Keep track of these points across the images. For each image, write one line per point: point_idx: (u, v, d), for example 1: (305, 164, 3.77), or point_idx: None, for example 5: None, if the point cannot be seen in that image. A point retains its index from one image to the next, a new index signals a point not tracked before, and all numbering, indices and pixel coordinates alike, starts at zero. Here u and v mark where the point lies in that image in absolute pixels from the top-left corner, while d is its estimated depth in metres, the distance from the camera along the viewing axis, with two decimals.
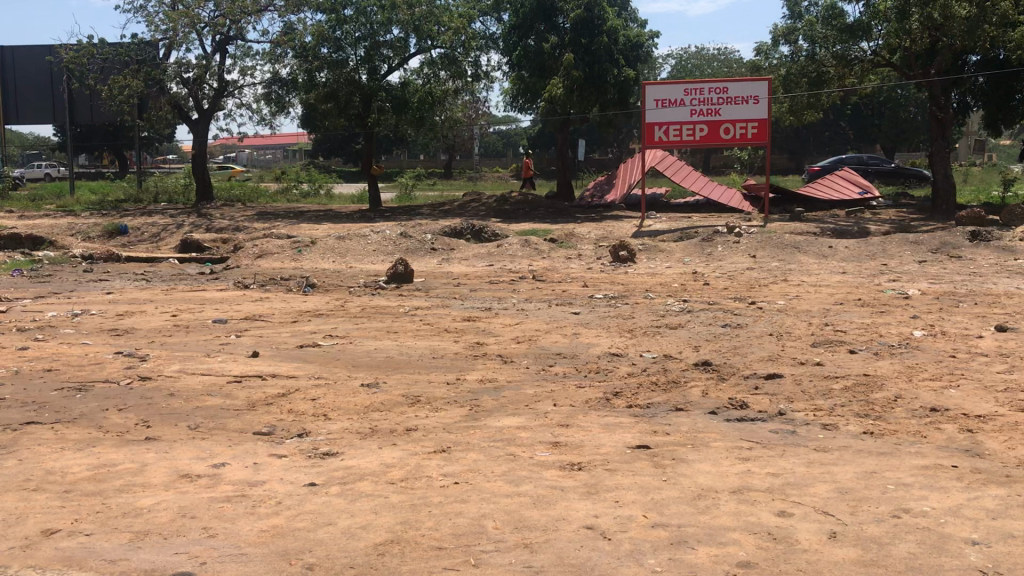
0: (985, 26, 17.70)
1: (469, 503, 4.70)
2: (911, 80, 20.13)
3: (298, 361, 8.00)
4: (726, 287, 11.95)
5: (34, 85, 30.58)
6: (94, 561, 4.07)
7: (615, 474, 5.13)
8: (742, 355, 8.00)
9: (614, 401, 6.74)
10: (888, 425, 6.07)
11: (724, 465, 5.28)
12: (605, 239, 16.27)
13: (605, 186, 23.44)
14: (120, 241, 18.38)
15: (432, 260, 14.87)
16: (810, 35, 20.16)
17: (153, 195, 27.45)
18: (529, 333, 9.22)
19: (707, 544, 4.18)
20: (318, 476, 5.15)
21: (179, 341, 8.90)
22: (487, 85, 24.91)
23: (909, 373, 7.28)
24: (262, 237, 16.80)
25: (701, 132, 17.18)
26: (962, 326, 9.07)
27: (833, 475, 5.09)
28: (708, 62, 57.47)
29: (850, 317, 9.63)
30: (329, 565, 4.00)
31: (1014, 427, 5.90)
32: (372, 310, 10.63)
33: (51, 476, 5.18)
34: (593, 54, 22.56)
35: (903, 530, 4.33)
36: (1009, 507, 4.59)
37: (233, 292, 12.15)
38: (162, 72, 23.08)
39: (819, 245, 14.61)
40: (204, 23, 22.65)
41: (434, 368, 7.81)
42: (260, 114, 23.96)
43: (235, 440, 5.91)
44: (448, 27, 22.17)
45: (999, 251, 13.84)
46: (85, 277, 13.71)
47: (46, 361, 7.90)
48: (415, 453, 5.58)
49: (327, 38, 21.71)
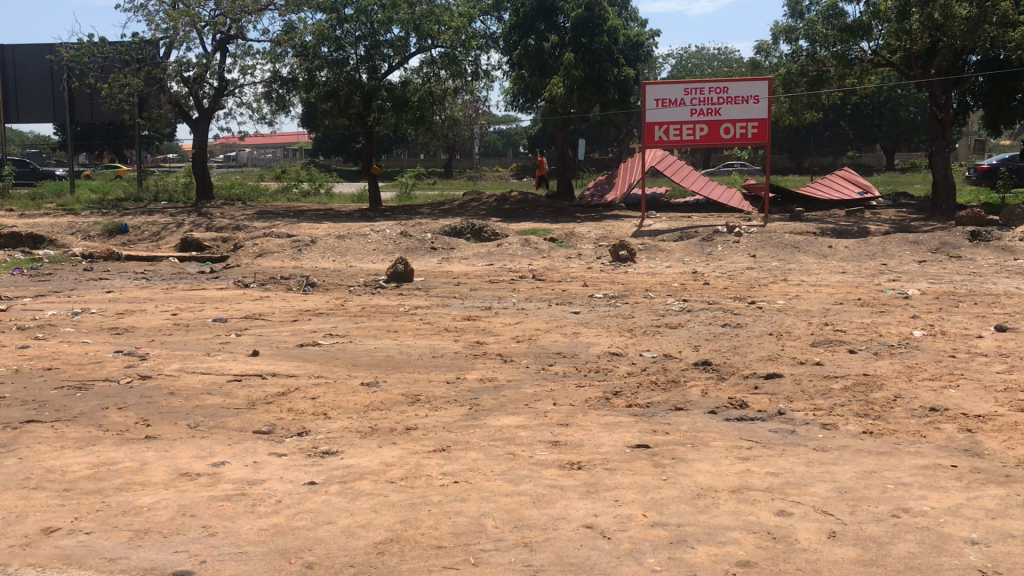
0: (985, 26, 17.68)
1: (468, 502, 4.70)
2: (911, 80, 20.12)
3: (298, 361, 7.99)
4: (726, 287, 11.94)
5: (34, 84, 30.57)
6: (94, 559, 4.07)
7: (615, 474, 5.13)
8: (741, 355, 8.00)
9: (614, 401, 6.74)
10: (888, 425, 6.07)
11: (723, 464, 5.28)
12: (605, 239, 16.27)
13: (605, 185, 23.43)
14: (120, 240, 18.34)
15: (432, 260, 14.86)
16: (810, 34, 20.16)
17: (153, 194, 27.41)
18: (529, 332, 9.23)
19: (707, 543, 4.18)
20: (319, 475, 5.15)
21: (178, 340, 8.89)
22: (488, 85, 24.91)
23: (909, 373, 7.28)
24: (262, 237, 16.80)
25: (701, 132, 17.19)
26: (962, 326, 9.07)
27: (832, 475, 5.09)
28: (708, 62, 57.45)
29: (850, 317, 9.63)
30: (329, 564, 4.00)
31: (1013, 427, 5.91)
32: (372, 309, 10.62)
33: (51, 475, 5.18)
34: (593, 54, 22.56)
35: (903, 530, 4.33)
36: (1008, 507, 4.59)
37: (233, 291, 12.13)
38: (163, 71, 23.05)
39: (819, 245, 14.60)
40: (204, 22, 22.63)
41: (434, 368, 7.79)
42: (260, 113, 23.92)
43: (235, 438, 5.91)
44: (448, 26, 22.16)
45: (999, 251, 13.84)
46: (85, 276, 13.68)
47: (45, 360, 7.89)
48: (415, 452, 5.58)
49: (327, 37, 21.67)
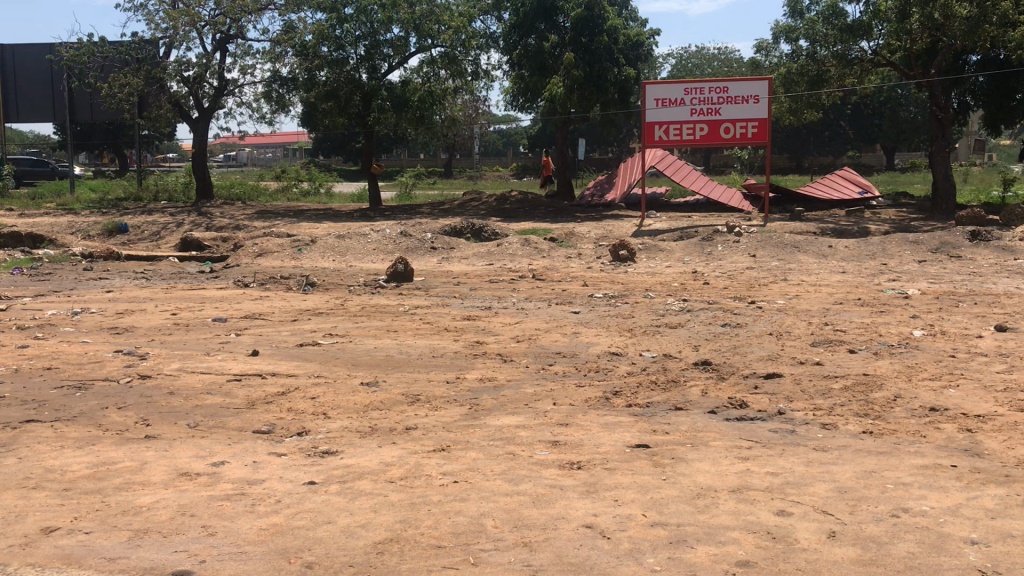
0: (985, 26, 17.69)
1: (468, 502, 4.70)
2: (911, 79, 20.11)
3: (298, 361, 7.99)
4: (726, 287, 11.93)
5: (34, 84, 30.57)
6: (94, 559, 4.07)
7: (615, 474, 5.13)
8: (741, 355, 8.00)
9: (614, 400, 6.73)
10: (888, 425, 6.07)
11: (723, 464, 5.28)
12: (605, 239, 16.26)
13: (605, 185, 23.42)
14: (120, 240, 18.33)
15: (432, 259, 14.85)
16: (811, 34, 20.22)
17: (153, 193, 27.40)
18: (529, 332, 9.22)
19: (707, 543, 4.18)
20: (318, 475, 5.15)
21: (178, 339, 8.89)
22: (487, 85, 24.92)
23: (909, 373, 7.27)
24: (262, 236, 16.81)
25: (701, 132, 17.19)
26: (962, 326, 9.06)
27: (832, 475, 5.09)
28: (708, 62, 57.43)
29: (850, 317, 9.62)
30: (329, 564, 4.00)
31: (1013, 427, 5.90)
32: (372, 310, 10.60)
33: (51, 475, 5.18)
34: (593, 54, 22.56)
35: (903, 529, 4.33)
36: (1008, 507, 4.59)
37: (233, 290, 12.12)
38: (163, 71, 23.04)
39: (820, 245, 14.60)
40: (204, 22, 22.62)
41: (434, 368, 7.79)
42: (260, 112, 23.90)
43: (234, 438, 5.91)
44: (448, 26, 22.16)
45: (999, 251, 13.83)
46: (85, 276, 13.66)
47: (45, 360, 7.89)
48: (414, 451, 5.58)
49: (327, 37, 21.65)
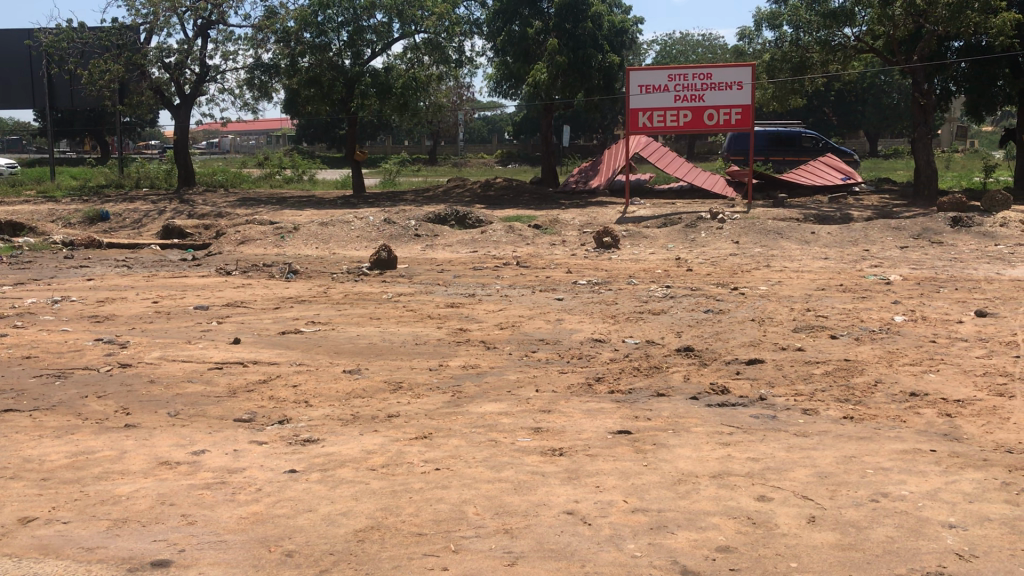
0: (967, 12, 17.77)
1: (450, 489, 4.69)
2: (894, 66, 19.78)
3: (279, 348, 7.93)
4: (710, 273, 11.98)
5: (13, 69, 30.12)
6: (72, 549, 4.03)
7: (596, 460, 5.14)
8: (724, 340, 8.04)
9: (596, 386, 6.76)
10: (869, 409, 6.12)
11: (704, 449, 5.30)
12: (589, 226, 16.26)
13: (591, 172, 23.44)
14: (101, 227, 18.13)
15: (416, 247, 14.74)
16: (795, 20, 20.04)
17: (135, 180, 27.05)
18: (512, 319, 9.20)
19: (687, 528, 4.20)
20: (298, 463, 5.12)
21: (159, 327, 8.83)
22: (472, 72, 24.59)
23: (890, 358, 7.34)
24: (244, 224, 16.70)
25: (685, 118, 17.16)
26: (942, 311, 9.15)
27: (813, 460, 5.11)
28: (692, 49, 57.45)
29: (832, 302, 9.69)
30: (308, 552, 3.99)
31: (992, 411, 5.97)
32: (355, 296, 10.55)
33: (29, 464, 5.12)
34: (577, 39, 22.40)
35: (882, 514, 4.36)
36: (985, 490, 4.64)
37: (214, 279, 11.98)
38: (143, 57, 22.57)
39: (802, 231, 14.66)
40: (185, 7, 22.31)
41: (417, 355, 7.76)
42: (242, 100, 23.60)
43: (215, 427, 5.86)
44: (431, 11, 21.99)
45: (979, 236, 14.00)
46: (64, 265, 13.42)
47: (23, 348, 7.80)
48: (396, 439, 5.56)
49: (310, 22, 21.50)
